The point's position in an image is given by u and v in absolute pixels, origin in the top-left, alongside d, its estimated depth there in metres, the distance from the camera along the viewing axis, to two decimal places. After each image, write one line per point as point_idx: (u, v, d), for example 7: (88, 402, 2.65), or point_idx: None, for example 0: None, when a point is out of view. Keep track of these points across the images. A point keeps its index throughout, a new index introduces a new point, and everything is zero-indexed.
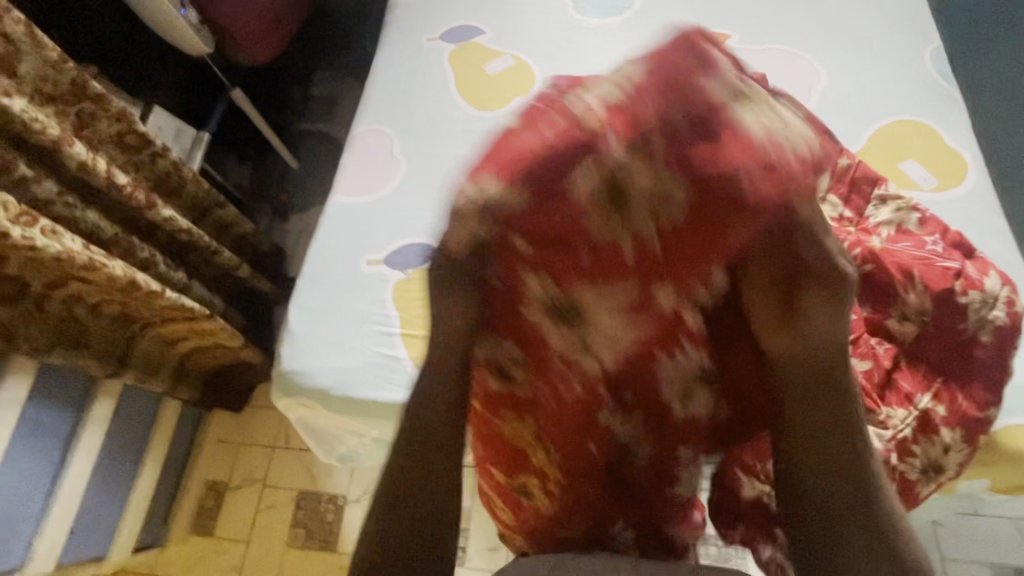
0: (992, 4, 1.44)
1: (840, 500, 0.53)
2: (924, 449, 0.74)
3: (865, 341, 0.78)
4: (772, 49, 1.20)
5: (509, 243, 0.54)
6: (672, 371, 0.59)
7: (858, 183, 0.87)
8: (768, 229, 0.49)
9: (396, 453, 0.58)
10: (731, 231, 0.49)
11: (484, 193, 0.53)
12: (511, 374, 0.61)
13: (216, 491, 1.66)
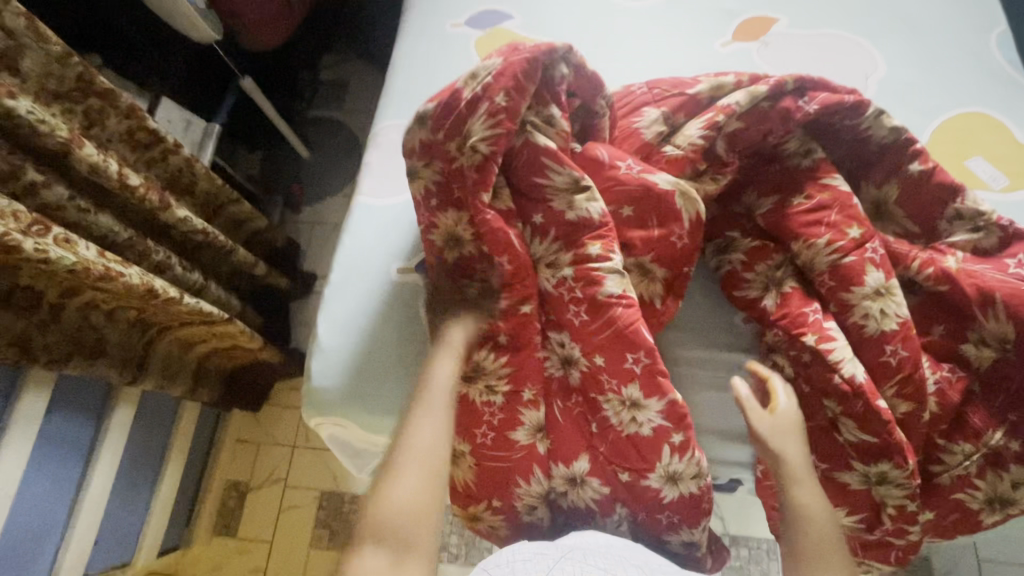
0: None
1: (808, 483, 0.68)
2: (991, 484, 0.70)
3: (922, 373, 0.71)
4: (825, 36, 1.12)
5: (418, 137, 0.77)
6: (553, 182, 0.76)
7: (934, 192, 0.78)
8: (543, 53, 0.73)
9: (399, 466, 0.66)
10: (528, 58, 0.73)
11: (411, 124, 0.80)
12: (460, 238, 0.78)
13: (238, 491, 1.66)
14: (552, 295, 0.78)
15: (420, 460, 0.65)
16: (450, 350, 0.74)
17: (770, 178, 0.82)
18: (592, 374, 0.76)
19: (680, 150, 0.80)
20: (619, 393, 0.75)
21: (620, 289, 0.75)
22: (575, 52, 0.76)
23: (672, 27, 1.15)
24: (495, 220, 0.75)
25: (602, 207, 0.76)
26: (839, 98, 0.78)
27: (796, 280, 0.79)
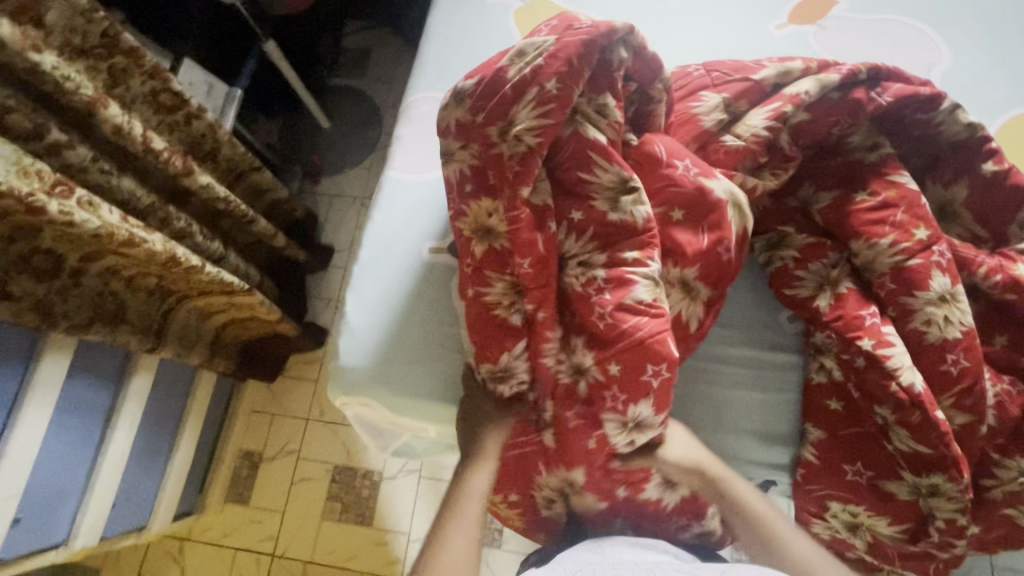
0: None
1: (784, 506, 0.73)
2: None
3: (982, 388, 0.68)
4: (885, 22, 1.06)
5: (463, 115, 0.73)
6: (599, 182, 0.72)
7: (1008, 195, 0.74)
8: (602, 35, 0.70)
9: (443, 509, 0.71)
10: (586, 41, 0.69)
11: (452, 95, 0.76)
12: (493, 228, 0.73)
13: (250, 461, 1.66)
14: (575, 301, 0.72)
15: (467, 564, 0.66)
16: (487, 461, 0.73)
17: (832, 172, 0.78)
18: (604, 392, 0.70)
19: (740, 139, 0.76)
20: (623, 414, 0.69)
21: (651, 297, 0.70)
22: (636, 36, 0.72)
23: (724, 5, 1.09)
24: (524, 217, 0.70)
25: (648, 212, 0.72)
26: (915, 89, 0.74)
27: (853, 281, 0.76)
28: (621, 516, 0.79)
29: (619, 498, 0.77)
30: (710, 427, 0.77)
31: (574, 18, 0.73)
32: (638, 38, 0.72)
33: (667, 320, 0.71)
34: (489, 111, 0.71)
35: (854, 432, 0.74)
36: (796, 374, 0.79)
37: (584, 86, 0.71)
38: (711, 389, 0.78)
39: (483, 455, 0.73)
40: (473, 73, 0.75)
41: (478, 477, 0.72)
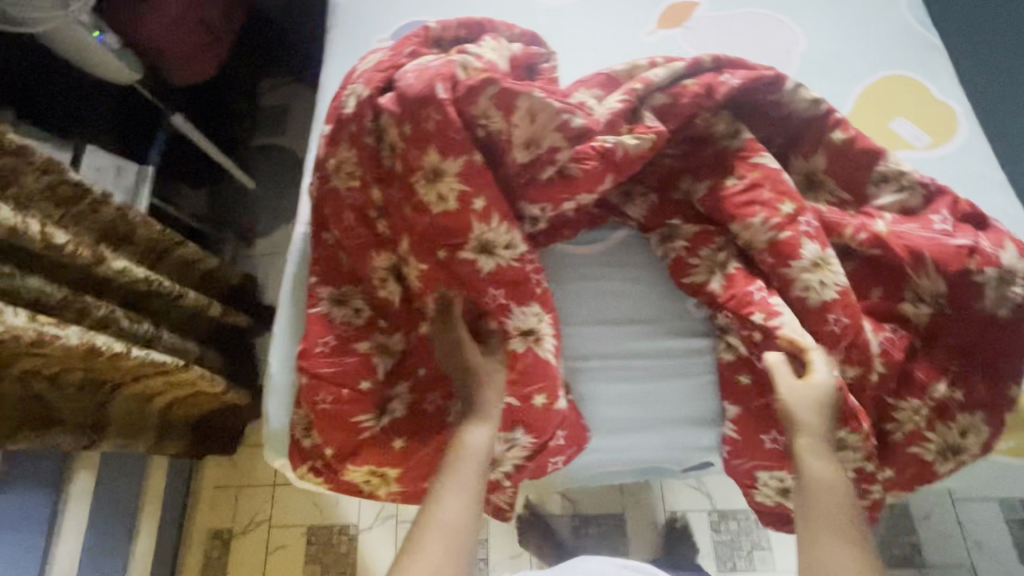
0: None
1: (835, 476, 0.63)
2: (941, 433, 0.73)
3: (862, 343, 0.72)
4: (744, 15, 1.14)
5: (342, 167, 0.80)
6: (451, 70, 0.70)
7: (859, 158, 0.80)
8: (471, 48, 0.81)
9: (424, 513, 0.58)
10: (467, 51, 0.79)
11: (368, 62, 0.82)
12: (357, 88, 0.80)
13: (221, 539, 1.60)
14: (415, 75, 0.70)
15: (446, 549, 0.55)
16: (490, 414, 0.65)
17: (702, 163, 0.83)
18: (438, 133, 0.68)
19: (581, 116, 0.74)
20: (472, 165, 0.69)
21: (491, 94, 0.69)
22: (488, 48, 0.82)
23: (600, 22, 1.15)
24: (387, 67, 0.78)
25: (486, 83, 0.69)
26: (759, 75, 0.81)
27: (740, 260, 0.81)
28: (456, 299, 0.73)
29: (441, 266, 0.73)
30: (629, 422, 0.83)
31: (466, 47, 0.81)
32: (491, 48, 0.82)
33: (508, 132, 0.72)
34: (369, 80, 0.77)
35: (764, 400, 0.78)
36: (708, 356, 0.83)
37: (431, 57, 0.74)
38: (649, 382, 0.84)
39: (485, 407, 0.66)
40: (365, 76, 0.78)
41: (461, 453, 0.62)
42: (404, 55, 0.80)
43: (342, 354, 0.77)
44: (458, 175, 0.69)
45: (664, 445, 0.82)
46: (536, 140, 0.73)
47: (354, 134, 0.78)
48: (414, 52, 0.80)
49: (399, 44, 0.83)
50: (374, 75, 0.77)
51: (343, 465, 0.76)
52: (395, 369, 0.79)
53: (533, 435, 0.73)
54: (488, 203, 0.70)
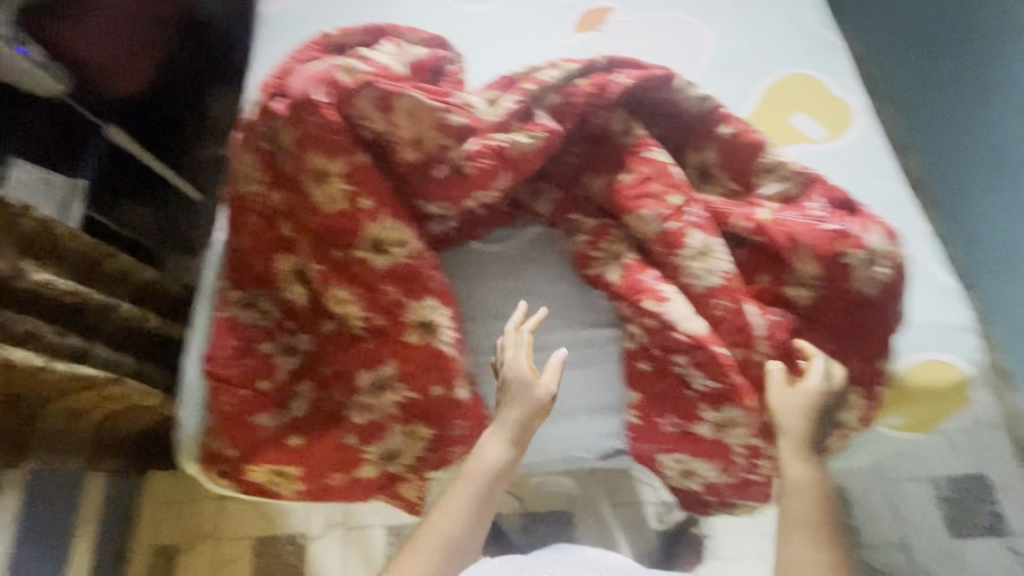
0: None
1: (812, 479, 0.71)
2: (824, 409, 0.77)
3: (745, 326, 0.76)
4: (656, 18, 1.18)
5: (245, 170, 0.80)
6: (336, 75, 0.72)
7: (744, 151, 0.84)
8: (367, 51, 0.82)
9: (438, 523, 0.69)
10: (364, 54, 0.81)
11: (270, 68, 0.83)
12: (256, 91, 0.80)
13: (165, 556, 1.55)
14: (303, 80, 0.72)
15: (440, 553, 0.67)
16: (508, 430, 0.72)
17: (601, 159, 0.86)
18: (324, 139, 0.71)
19: (461, 115, 0.75)
20: (364, 172, 0.72)
21: (372, 96, 0.71)
22: (388, 53, 0.85)
23: (519, 27, 1.18)
24: (282, 72, 0.79)
25: (369, 87, 0.71)
26: (648, 75, 0.85)
27: (636, 252, 0.84)
28: (354, 296, 0.75)
29: (338, 264, 0.75)
30: None
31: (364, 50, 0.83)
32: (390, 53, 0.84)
33: (396, 132, 0.73)
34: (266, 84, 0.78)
35: (662, 385, 0.81)
36: (612, 346, 0.85)
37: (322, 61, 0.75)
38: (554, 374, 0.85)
39: (503, 425, 0.73)
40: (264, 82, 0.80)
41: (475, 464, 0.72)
42: (301, 59, 0.81)
43: (244, 355, 0.78)
44: (344, 175, 0.72)
45: (569, 437, 0.83)
46: (426, 138, 0.74)
47: (253, 138, 0.79)
48: (310, 58, 0.82)
49: (298, 48, 0.84)
50: (270, 80, 0.79)
51: (246, 465, 0.75)
52: (301, 368, 0.79)
53: (433, 426, 0.74)
54: (378, 204, 0.72)
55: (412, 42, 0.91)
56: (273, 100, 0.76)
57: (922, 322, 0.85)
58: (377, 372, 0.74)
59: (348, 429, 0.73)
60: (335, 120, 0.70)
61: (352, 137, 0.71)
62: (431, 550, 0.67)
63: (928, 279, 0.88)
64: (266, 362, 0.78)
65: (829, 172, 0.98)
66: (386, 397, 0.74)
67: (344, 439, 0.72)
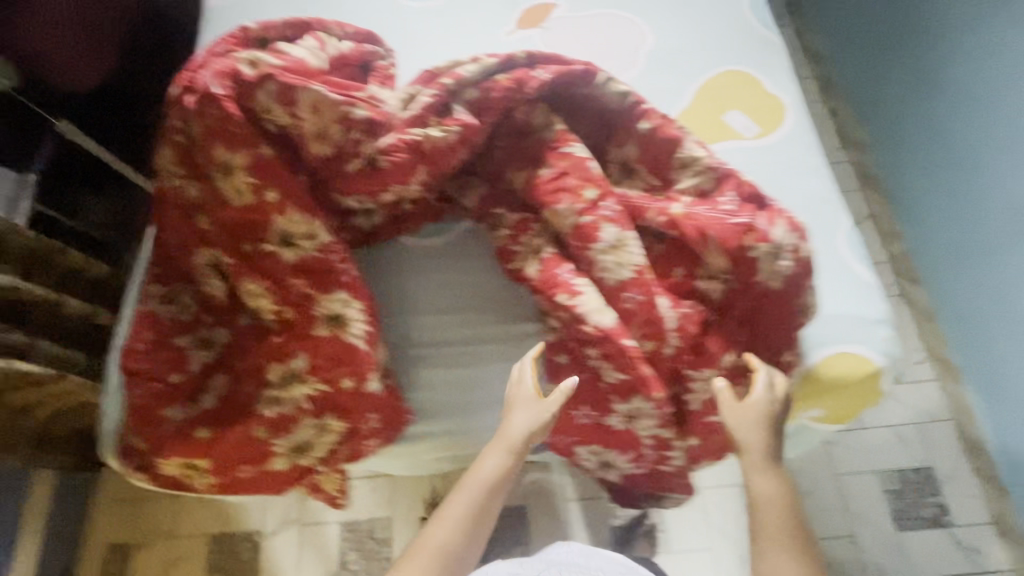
0: (888, 14, 1.54)
1: (773, 489, 0.76)
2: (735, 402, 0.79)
3: (655, 319, 0.76)
4: (598, 14, 1.18)
5: (162, 165, 0.80)
6: (243, 68, 0.71)
7: (662, 146, 0.85)
8: (283, 46, 0.82)
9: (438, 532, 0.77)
10: (279, 48, 0.81)
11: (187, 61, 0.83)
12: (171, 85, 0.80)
13: (121, 552, 1.51)
14: (209, 74, 0.72)
15: (437, 559, 0.76)
16: (506, 447, 0.78)
17: (523, 153, 0.86)
18: (231, 134, 0.71)
19: (364, 108, 0.76)
20: (272, 164, 0.72)
21: (276, 91, 0.71)
22: (306, 47, 0.85)
23: (461, 23, 1.18)
24: (194, 63, 0.78)
25: (274, 80, 0.71)
26: (569, 69, 0.85)
27: (556, 246, 0.84)
28: (267, 291, 0.75)
29: (249, 259, 0.75)
30: (458, 407, 0.85)
31: (280, 44, 0.83)
32: (309, 49, 0.84)
33: (304, 126, 0.73)
34: (178, 78, 0.78)
35: (578, 378, 0.82)
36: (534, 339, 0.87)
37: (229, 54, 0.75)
38: (473, 369, 0.86)
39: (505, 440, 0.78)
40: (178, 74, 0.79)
41: (474, 476, 0.79)
42: (216, 51, 0.81)
43: (159, 347, 0.78)
44: (247, 168, 0.72)
45: (491, 428, 0.85)
46: (334, 132, 0.74)
47: (168, 132, 0.79)
48: (225, 50, 0.81)
49: (217, 41, 0.83)
50: (182, 73, 0.78)
51: (157, 458, 0.75)
52: (214, 362, 0.79)
53: (344, 419, 0.75)
54: (284, 195, 0.73)
55: (338, 37, 0.91)
56: (182, 92, 0.76)
57: (832, 315, 0.86)
58: (285, 365, 0.74)
59: (257, 422, 0.73)
60: (236, 114, 0.71)
61: (254, 129, 0.72)
62: (429, 555, 0.75)
63: (848, 274, 0.89)
64: (182, 356, 0.78)
65: (756, 169, 0.99)
66: (296, 391, 0.74)
67: (253, 431, 0.73)
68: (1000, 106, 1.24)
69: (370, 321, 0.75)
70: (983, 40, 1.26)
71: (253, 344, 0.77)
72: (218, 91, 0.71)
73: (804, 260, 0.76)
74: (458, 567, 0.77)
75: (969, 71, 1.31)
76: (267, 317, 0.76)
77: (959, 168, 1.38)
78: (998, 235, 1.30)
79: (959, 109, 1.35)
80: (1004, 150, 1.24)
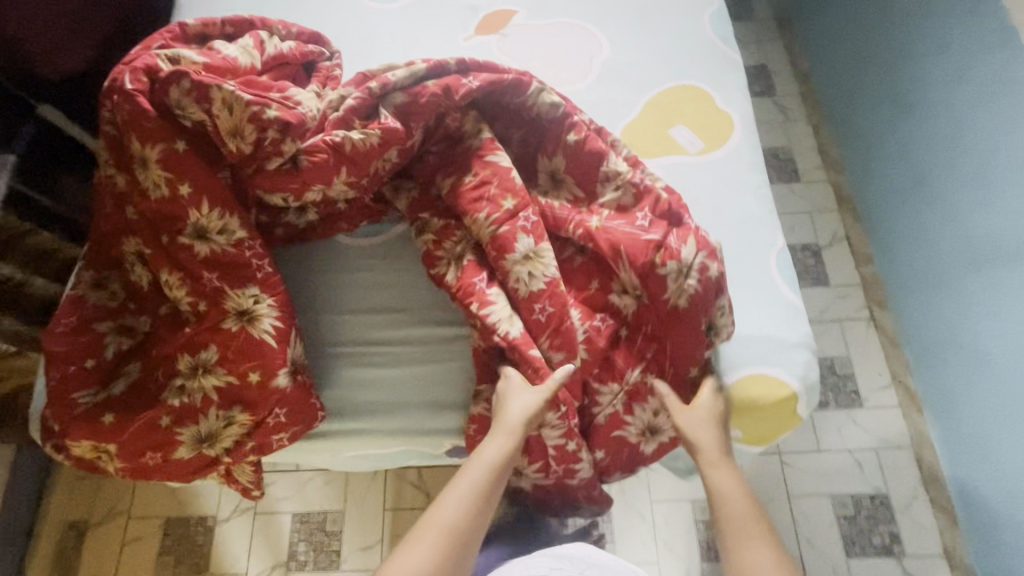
0: (868, 29, 1.52)
1: (733, 483, 0.77)
2: (639, 415, 0.81)
3: (565, 330, 0.80)
4: (557, 24, 1.19)
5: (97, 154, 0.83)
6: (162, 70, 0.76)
7: (587, 159, 0.86)
8: (216, 45, 0.85)
9: (443, 516, 0.72)
10: (212, 47, 0.84)
11: None
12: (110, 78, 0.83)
13: (77, 530, 1.48)
14: (131, 72, 0.76)
15: (445, 541, 0.71)
16: (507, 432, 0.75)
17: (453, 158, 0.88)
18: (150, 131, 0.76)
19: (276, 109, 0.77)
20: (190, 161, 0.76)
21: (191, 93, 0.75)
22: (241, 45, 0.87)
23: (422, 27, 1.19)
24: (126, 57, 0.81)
25: (190, 82, 0.75)
26: (499, 78, 0.85)
27: (476, 252, 0.85)
28: (182, 281, 0.77)
29: (166, 250, 0.78)
30: (376, 406, 0.86)
31: (215, 42, 0.85)
32: (246, 47, 0.87)
33: (218, 126, 0.77)
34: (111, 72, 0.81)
35: (489, 384, 0.83)
36: (455, 343, 0.88)
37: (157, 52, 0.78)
38: (389, 370, 0.87)
39: (506, 422, 0.76)
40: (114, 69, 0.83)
41: (476, 463, 0.75)
42: (154, 48, 0.84)
43: (79, 332, 0.80)
44: (159, 163, 0.76)
45: (406, 429, 0.85)
46: (248, 131, 0.77)
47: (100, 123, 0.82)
48: (163, 47, 0.85)
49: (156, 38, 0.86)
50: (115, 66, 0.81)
51: (67, 440, 0.76)
52: (132, 350, 0.81)
53: (248, 412, 0.76)
54: (197, 190, 0.76)
55: (280, 36, 0.93)
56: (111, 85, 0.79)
57: (747, 337, 0.86)
58: (195, 357, 0.76)
59: (162, 410, 0.75)
60: (148, 109, 0.75)
61: (169, 125, 0.76)
62: (438, 538, 0.70)
63: (772, 296, 0.89)
64: (102, 340, 0.80)
65: (694, 187, 0.99)
66: (202, 381, 0.75)
67: (159, 419, 0.75)
68: (970, 134, 1.23)
69: (280, 316, 0.77)
70: (959, 63, 1.25)
71: (170, 334, 0.79)
72: (129, 87, 0.75)
73: (708, 278, 0.78)
74: (465, 553, 0.72)
75: (942, 95, 1.30)
76: (183, 307, 0.78)
77: (926, 191, 1.37)
78: (960, 263, 1.29)
79: (931, 132, 1.34)
80: (971, 180, 1.24)
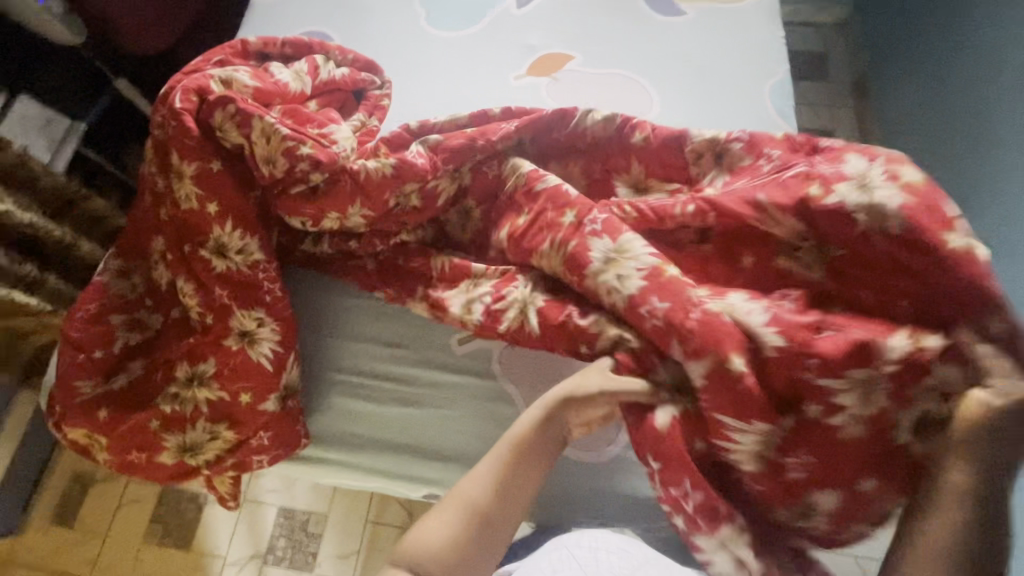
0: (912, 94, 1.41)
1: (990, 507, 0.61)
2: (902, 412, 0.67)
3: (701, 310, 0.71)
4: (613, 75, 1.17)
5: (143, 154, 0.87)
6: (212, 94, 0.80)
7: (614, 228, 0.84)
8: (270, 73, 0.89)
9: (479, 482, 0.70)
10: (266, 76, 0.88)
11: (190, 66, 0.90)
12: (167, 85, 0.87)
13: (81, 482, 1.49)
14: (182, 89, 0.80)
15: (466, 513, 0.69)
16: (539, 403, 0.73)
17: (479, 208, 0.89)
18: (189, 144, 0.79)
19: (310, 146, 0.79)
20: (222, 181, 0.79)
21: (233, 119, 0.78)
22: (293, 75, 0.91)
23: (478, 57, 1.19)
24: (186, 72, 0.86)
25: (235, 109, 0.78)
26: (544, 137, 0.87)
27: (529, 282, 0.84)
28: (194, 293, 0.80)
29: (185, 260, 0.81)
30: (364, 439, 0.86)
31: (269, 69, 0.90)
32: (297, 79, 0.91)
33: (252, 154, 0.80)
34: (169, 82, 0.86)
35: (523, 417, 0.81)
36: (454, 391, 0.86)
37: (211, 74, 0.83)
38: (391, 406, 0.87)
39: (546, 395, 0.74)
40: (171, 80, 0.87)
41: (504, 435, 0.73)
42: (213, 62, 0.90)
43: (94, 322, 0.82)
44: (193, 177, 0.79)
45: (395, 464, 0.85)
46: (281, 160, 0.79)
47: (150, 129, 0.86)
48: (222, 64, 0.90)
49: (221, 55, 0.91)
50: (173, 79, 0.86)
51: (64, 424, 0.80)
52: (140, 345, 0.84)
53: (233, 430, 0.78)
54: (224, 209, 0.79)
55: (337, 61, 0.98)
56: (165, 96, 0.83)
57: None
58: (193, 367, 0.78)
59: (153, 414, 0.78)
60: (192, 127, 0.78)
61: (209, 144, 0.79)
62: (461, 505, 0.69)
63: None
64: (113, 332, 0.83)
65: None
66: (195, 392, 0.77)
67: (148, 422, 0.78)
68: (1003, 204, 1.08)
69: (279, 343, 0.79)
70: (1002, 113, 1.12)
71: (175, 341, 0.81)
72: (178, 104, 0.79)
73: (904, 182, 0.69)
74: (492, 528, 0.69)
75: (975, 159, 1.17)
76: (194, 317, 0.80)
77: None
78: None
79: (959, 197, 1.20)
80: (1002, 256, 1.06)
